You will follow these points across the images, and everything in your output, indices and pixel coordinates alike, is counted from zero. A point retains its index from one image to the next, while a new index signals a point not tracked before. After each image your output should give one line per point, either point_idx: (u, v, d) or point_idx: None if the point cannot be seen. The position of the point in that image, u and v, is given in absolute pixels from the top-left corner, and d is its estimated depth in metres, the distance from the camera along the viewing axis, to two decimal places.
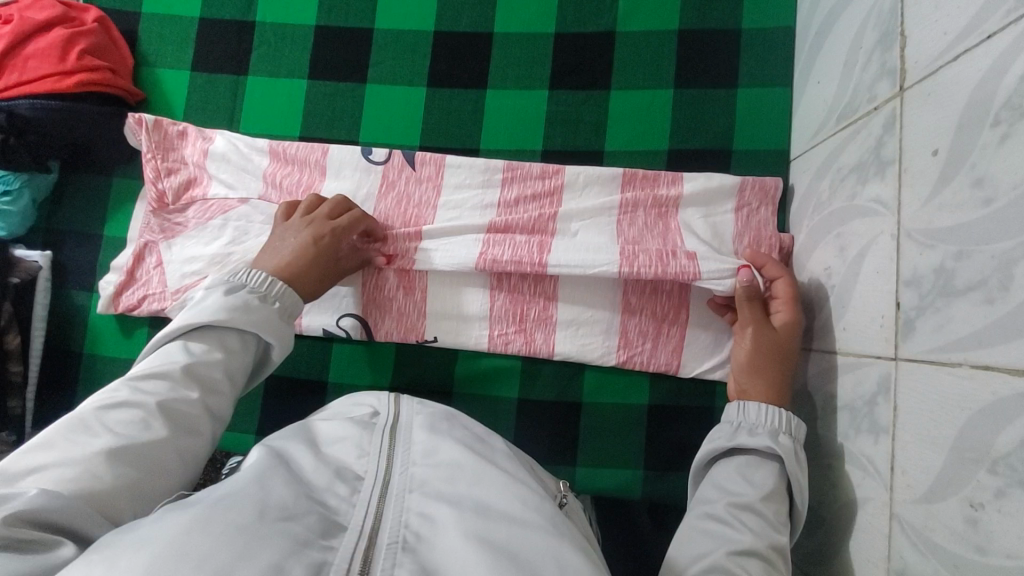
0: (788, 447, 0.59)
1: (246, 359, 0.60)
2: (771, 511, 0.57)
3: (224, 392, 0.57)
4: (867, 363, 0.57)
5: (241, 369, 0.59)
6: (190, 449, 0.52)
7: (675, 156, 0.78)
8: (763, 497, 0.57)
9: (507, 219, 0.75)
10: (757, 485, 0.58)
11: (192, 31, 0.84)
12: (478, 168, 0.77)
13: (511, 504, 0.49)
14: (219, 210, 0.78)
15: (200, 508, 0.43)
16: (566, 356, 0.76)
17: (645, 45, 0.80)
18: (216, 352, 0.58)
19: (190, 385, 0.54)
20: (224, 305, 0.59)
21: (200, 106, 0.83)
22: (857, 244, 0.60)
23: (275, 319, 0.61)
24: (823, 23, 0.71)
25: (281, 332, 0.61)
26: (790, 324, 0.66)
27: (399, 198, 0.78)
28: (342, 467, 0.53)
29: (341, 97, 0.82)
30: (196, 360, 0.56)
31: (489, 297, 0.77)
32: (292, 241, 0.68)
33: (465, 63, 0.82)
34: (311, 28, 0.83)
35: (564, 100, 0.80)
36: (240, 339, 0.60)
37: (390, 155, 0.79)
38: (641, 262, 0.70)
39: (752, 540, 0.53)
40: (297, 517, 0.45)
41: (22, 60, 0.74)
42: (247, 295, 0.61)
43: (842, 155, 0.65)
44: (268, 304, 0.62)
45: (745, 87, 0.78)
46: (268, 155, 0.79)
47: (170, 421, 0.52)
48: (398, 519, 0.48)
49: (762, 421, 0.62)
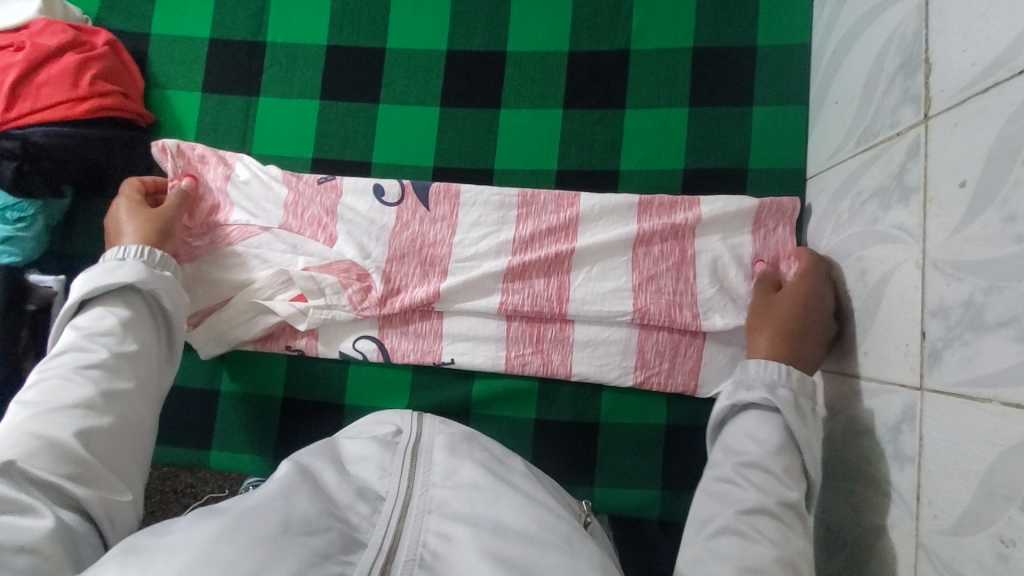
0: (786, 399, 0.59)
1: (145, 316, 0.65)
2: (780, 465, 0.56)
3: (144, 345, 0.63)
4: (891, 391, 0.57)
5: (145, 325, 0.65)
6: (125, 398, 0.59)
7: (691, 175, 0.78)
8: (770, 454, 0.56)
9: (523, 260, 0.76)
10: (761, 443, 0.57)
11: (203, 52, 0.83)
12: (494, 204, 0.78)
13: (527, 523, 0.51)
14: (240, 236, 0.79)
15: (229, 518, 0.46)
16: (584, 377, 0.76)
17: (659, 63, 0.79)
18: (102, 316, 0.62)
19: (94, 349, 0.59)
20: (92, 274, 0.63)
21: (212, 128, 0.82)
22: (879, 270, 0.60)
23: (157, 275, 0.66)
24: (841, 43, 0.70)
25: (149, 279, 0.65)
26: (799, 287, 0.66)
27: (414, 237, 0.78)
28: (365, 487, 0.56)
29: (354, 118, 0.82)
30: (90, 328, 0.61)
31: (507, 321, 0.77)
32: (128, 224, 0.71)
33: (479, 82, 0.81)
34: (322, 47, 0.82)
35: (578, 120, 0.80)
36: (127, 301, 0.64)
37: (404, 196, 0.79)
38: (652, 312, 0.74)
39: (757, 497, 0.53)
40: (319, 532, 0.48)
41: (34, 88, 0.73)
42: (104, 263, 0.65)
43: (863, 177, 0.64)
44: (112, 261, 0.65)
45: (762, 105, 0.78)
46: (286, 185, 0.79)
47: (87, 377, 0.57)
48: (416, 538, 0.50)
49: (762, 376, 0.62)
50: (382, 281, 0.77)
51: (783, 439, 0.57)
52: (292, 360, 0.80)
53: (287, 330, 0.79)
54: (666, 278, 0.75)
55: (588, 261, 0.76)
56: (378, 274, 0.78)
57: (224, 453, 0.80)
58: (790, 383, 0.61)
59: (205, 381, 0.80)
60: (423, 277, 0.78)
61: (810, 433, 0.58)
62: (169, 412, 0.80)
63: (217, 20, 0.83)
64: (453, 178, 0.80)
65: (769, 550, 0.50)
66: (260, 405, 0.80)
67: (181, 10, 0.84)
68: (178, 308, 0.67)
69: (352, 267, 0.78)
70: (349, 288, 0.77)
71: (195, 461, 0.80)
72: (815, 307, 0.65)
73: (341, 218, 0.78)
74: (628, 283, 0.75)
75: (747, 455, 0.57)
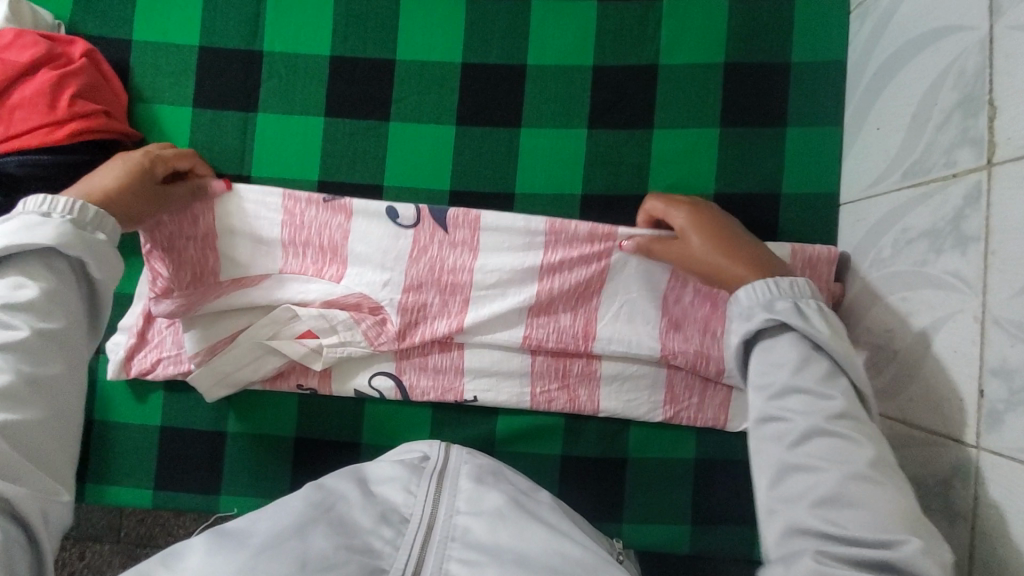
0: (788, 312, 0.53)
1: (72, 288, 0.53)
2: (811, 378, 0.51)
3: (73, 322, 0.52)
4: (941, 443, 0.56)
5: (75, 300, 0.53)
6: (53, 385, 0.49)
7: (722, 201, 0.75)
8: (798, 374, 0.51)
9: (552, 291, 0.72)
10: (782, 363, 0.52)
11: (192, 62, 0.75)
12: (520, 230, 0.72)
13: (548, 552, 0.51)
14: (234, 290, 0.72)
15: (248, 556, 0.46)
16: (612, 412, 0.74)
17: (690, 79, 0.75)
18: (26, 284, 0.50)
19: (13, 325, 0.48)
20: (9, 230, 0.50)
21: (206, 147, 0.75)
22: (927, 315, 0.59)
23: (86, 239, 0.53)
24: (885, 65, 0.67)
25: (92, 244, 0.53)
26: (695, 220, 0.66)
27: (433, 263, 0.73)
28: (387, 506, 0.56)
29: (362, 137, 0.76)
30: (8, 299, 0.49)
31: (531, 355, 0.74)
32: (106, 176, 0.62)
33: (497, 98, 0.76)
34: (325, 58, 0.76)
35: (604, 140, 0.75)
36: (50, 267, 0.52)
37: (420, 217, 0.73)
38: (680, 347, 0.72)
39: (805, 422, 0.49)
40: (338, 567, 0.48)
41: (7, 111, 0.66)
42: (25, 219, 0.52)
43: (909, 215, 0.62)
44: (47, 220, 0.52)
45: (796, 126, 0.74)
46: (285, 213, 0.72)
47: (10, 362, 0.46)
48: (439, 567, 0.51)
49: (753, 299, 0.56)
50: (400, 314, 0.73)
51: (805, 354, 0.52)
52: (304, 399, 0.76)
53: (297, 368, 0.74)
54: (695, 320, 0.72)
55: (618, 293, 0.73)
56: (394, 304, 0.73)
57: (235, 497, 0.76)
58: (782, 293, 0.56)
59: (210, 421, 0.76)
60: (442, 307, 0.73)
61: (826, 331, 0.53)
62: (174, 454, 0.76)
63: (206, 25, 0.75)
64: (472, 201, 0.76)
65: (835, 473, 0.47)
66: (273, 447, 0.76)
67: (165, 13, 0.75)
68: (108, 280, 0.55)
69: (364, 300, 0.73)
70: (363, 322, 0.73)
71: (205, 506, 0.76)
72: (718, 226, 0.65)
73: (347, 252, 0.73)
74: (656, 320, 0.72)
75: (772, 387, 0.52)
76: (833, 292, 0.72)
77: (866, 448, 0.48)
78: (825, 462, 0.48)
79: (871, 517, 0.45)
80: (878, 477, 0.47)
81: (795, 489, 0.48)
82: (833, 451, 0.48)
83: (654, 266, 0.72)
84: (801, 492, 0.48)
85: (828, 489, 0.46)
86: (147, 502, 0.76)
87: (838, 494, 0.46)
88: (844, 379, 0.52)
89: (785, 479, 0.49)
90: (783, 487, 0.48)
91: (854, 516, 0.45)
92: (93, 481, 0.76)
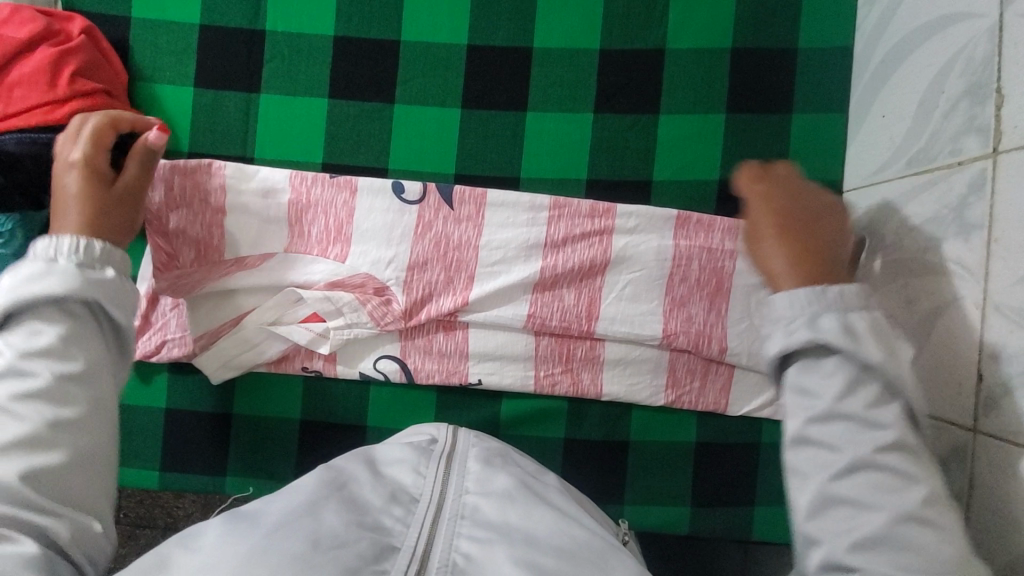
0: (835, 330, 0.44)
1: (92, 330, 0.49)
2: (862, 406, 0.43)
3: (93, 364, 0.48)
4: (938, 426, 0.58)
5: (93, 343, 0.49)
6: (80, 428, 0.46)
7: (728, 186, 0.75)
8: (843, 400, 0.43)
9: (555, 269, 0.73)
10: (827, 386, 0.44)
11: (192, 41, 0.74)
12: (524, 206, 0.73)
13: (555, 533, 0.51)
14: (241, 271, 0.73)
15: (262, 535, 0.46)
16: (615, 396, 0.74)
17: (696, 64, 0.75)
18: (42, 334, 0.46)
19: (31, 374, 0.45)
20: (15, 280, 0.47)
21: (208, 128, 0.75)
22: (928, 301, 0.60)
23: (94, 280, 0.49)
24: (891, 53, 0.67)
25: (101, 290, 0.48)
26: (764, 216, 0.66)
27: (438, 239, 0.74)
28: (398, 486, 0.55)
29: (367, 118, 0.75)
30: (25, 347, 0.46)
31: (535, 338, 0.74)
32: (80, 189, 0.56)
33: (503, 81, 0.75)
34: (329, 39, 0.75)
35: (609, 125, 0.75)
36: (64, 314, 0.48)
37: (426, 193, 0.74)
38: (683, 331, 0.73)
39: (851, 455, 0.42)
40: (350, 544, 0.47)
41: (7, 88, 0.65)
42: (31, 266, 0.48)
43: (913, 203, 0.63)
44: (55, 265, 0.48)
45: (801, 113, 0.75)
46: (292, 192, 0.73)
47: (31, 411, 0.44)
48: (448, 545, 0.50)
49: (790, 309, 0.47)
50: (404, 293, 0.73)
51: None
52: (310, 382, 0.76)
53: (302, 352, 0.74)
54: (699, 305, 0.73)
55: (622, 278, 0.74)
56: (398, 281, 0.73)
57: (242, 479, 0.76)
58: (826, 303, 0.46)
59: (216, 404, 0.76)
60: (448, 285, 0.73)
61: (882, 353, 0.44)
62: (179, 436, 0.76)
63: (208, 3, 0.74)
64: (478, 185, 0.75)
65: (885, 512, 0.41)
66: (278, 429, 0.76)
67: None
68: (127, 318, 0.50)
69: (368, 281, 0.73)
70: (368, 303, 0.73)
71: (211, 488, 0.77)
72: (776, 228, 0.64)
73: (354, 236, 0.73)
74: (660, 306, 0.73)
75: (817, 409, 0.44)
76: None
77: (915, 487, 0.42)
78: (875, 500, 0.41)
79: (911, 563, 0.40)
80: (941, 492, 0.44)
81: (838, 524, 0.42)
82: (874, 487, 0.42)
83: (655, 248, 0.73)
84: (843, 527, 0.42)
85: (873, 528, 0.41)
86: (153, 484, 0.77)
87: (880, 536, 0.41)
88: (903, 403, 0.44)
89: (825, 513, 0.43)
90: (823, 519, 0.42)
91: (895, 559, 0.40)
92: None
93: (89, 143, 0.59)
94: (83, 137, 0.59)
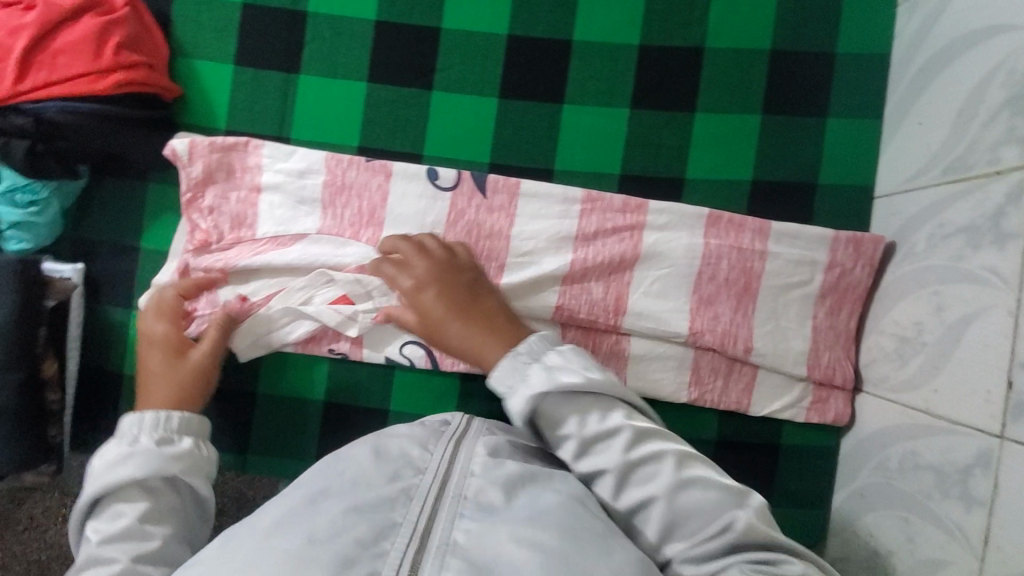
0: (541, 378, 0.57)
1: (169, 502, 0.56)
2: (621, 417, 0.56)
3: (169, 539, 0.54)
4: (963, 432, 0.58)
5: (169, 518, 0.55)
6: None
7: (759, 188, 0.75)
8: (590, 425, 0.56)
9: (586, 262, 0.73)
10: (579, 419, 0.57)
11: (234, 19, 0.74)
12: (557, 198, 0.74)
13: (559, 509, 0.51)
14: (272, 249, 0.73)
15: (261, 535, 0.48)
16: (638, 391, 0.75)
17: (735, 64, 0.75)
18: (122, 517, 0.54)
19: (111, 560, 0.52)
20: (101, 469, 0.55)
21: (246, 107, 0.75)
22: (958, 309, 0.61)
23: (169, 453, 0.57)
24: (930, 62, 0.68)
25: (172, 465, 0.56)
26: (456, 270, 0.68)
27: (470, 227, 0.74)
28: (402, 461, 0.55)
29: (403, 104, 0.75)
30: (108, 530, 0.53)
31: (561, 330, 0.75)
32: (161, 361, 0.66)
33: (541, 73, 0.76)
34: (370, 22, 0.75)
35: (645, 121, 0.75)
36: (143, 493, 0.55)
37: (460, 180, 0.74)
38: (710, 329, 0.73)
39: (618, 460, 0.54)
40: (350, 529, 0.47)
41: (51, 55, 0.65)
42: (115, 449, 0.56)
43: (947, 211, 0.64)
44: (137, 443, 0.57)
45: (836, 118, 0.75)
46: (328, 173, 0.73)
47: None
48: (450, 522, 0.50)
49: (567, 363, 0.58)
50: None
51: (601, 405, 0.57)
52: (335, 364, 0.76)
53: (329, 334, 0.74)
54: (727, 303, 0.73)
55: (650, 273, 0.74)
56: None
57: (262, 458, 0.77)
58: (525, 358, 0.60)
59: (240, 381, 0.76)
60: None
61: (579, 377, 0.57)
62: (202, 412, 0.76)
63: None
64: (511, 175, 0.76)
65: (663, 491, 0.53)
66: (300, 410, 0.77)
67: None
68: (198, 485, 0.58)
69: None
70: None
71: (231, 465, 0.77)
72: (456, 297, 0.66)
73: (386, 220, 0.74)
74: (687, 303, 0.74)
75: (574, 445, 0.57)
76: (873, 263, 0.73)
77: (659, 475, 0.53)
78: (648, 489, 0.53)
79: (706, 514, 0.52)
80: (703, 461, 0.55)
81: (656, 520, 0.53)
82: (645, 475, 0.54)
83: (686, 244, 0.73)
84: (656, 521, 0.53)
85: (665, 514, 0.52)
86: None
87: (686, 516, 0.52)
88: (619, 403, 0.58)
89: (660, 523, 0.53)
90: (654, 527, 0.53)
91: (699, 517, 0.52)
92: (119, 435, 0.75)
93: (167, 318, 0.69)
94: (161, 300, 0.69)
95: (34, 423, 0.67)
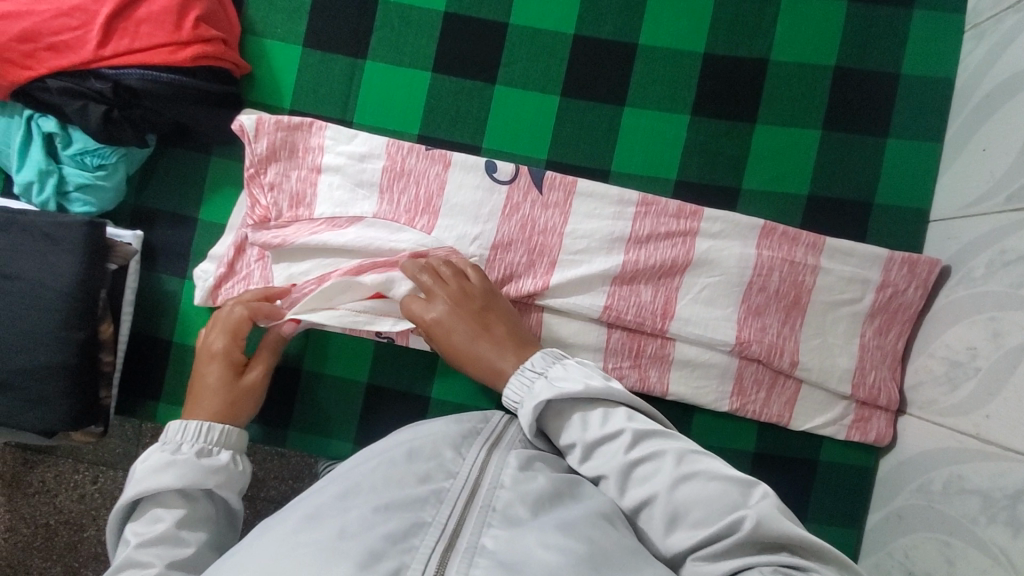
0: (545, 388, 0.58)
1: (203, 508, 0.58)
2: (623, 418, 0.56)
3: (202, 544, 0.56)
4: (1014, 459, 0.58)
5: (202, 525, 0.57)
6: None
7: (815, 203, 0.75)
8: (597, 427, 0.56)
9: (637, 264, 0.74)
10: (589, 424, 0.56)
11: (307, 2, 0.76)
12: (613, 200, 0.74)
13: (590, 520, 0.48)
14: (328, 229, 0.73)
15: (285, 532, 0.45)
16: (680, 397, 0.74)
17: (798, 79, 0.75)
18: (160, 522, 0.55)
19: (147, 563, 0.53)
20: (144, 476, 0.57)
21: (311, 88, 0.76)
22: (1016, 335, 0.60)
23: (212, 468, 0.59)
24: (998, 87, 0.68)
25: (212, 477, 0.58)
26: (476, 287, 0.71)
27: (524, 221, 0.74)
28: (432, 462, 0.52)
29: (466, 96, 0.76)
30: (145, 536, 0.54)
31: (608, 330, 0.75)
32: (218, 374, 0.68)
33: (604, 75, 0.76)
34: (440, 14, 0.76)
35: (705, 129, 0.76)
36: (183, 497, 0.57)
37: (517, 174, 0.74)
38: (758, 340, 0.73)
39: (616, 461, 0.53)
40: (381, 525, 0.45)
41: (133, 24, 0.67)
42: (159, 456, 0.58)
43: (1010, 237, 0.63)
44: (182, 453, 0.58)
45: (897, 138, 0.75)
46: (388, 159, 0.74)
47: None
48: (478, 526, 0.46)
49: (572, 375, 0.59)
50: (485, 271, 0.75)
51: (606, 409, 0.57)
52: (381, 347, 0.77)
53: None
54: (775, 315, 0.73)
55: (700, 280, 0.74)
56: (482, 258, 0.74)
57: (300, 435, 0.78)
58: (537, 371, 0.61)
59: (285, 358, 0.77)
60: (529, 268, 0.74)
61: (579, 382, 0.57)
62: None
63: None
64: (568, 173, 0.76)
65: (663, 487, 0.51)
66: (342, 390, 0.77)
67: None
68: (234, 498, 0.60)
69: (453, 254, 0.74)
70: None
71: (268, 440, 0.78)
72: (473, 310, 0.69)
73: (442, 209, 0.74)
74: (735, 312, 0.73)
75: (578, 449, 0.56)
76: (926, 285, 0.73)
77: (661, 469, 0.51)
78: (649, 485, 0.51)
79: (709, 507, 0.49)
80: (707, 454, 0.53)
81: (661, 519, 0.51)
82: (646, 471, 0.52)
83: (738, 253, 0.73)
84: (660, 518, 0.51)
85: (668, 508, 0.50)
86: None
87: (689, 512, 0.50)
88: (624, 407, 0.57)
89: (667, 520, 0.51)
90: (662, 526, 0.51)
91: (704, 508, 0.49)
92: (164, 402, 0.76)
93: (229, 335, 0.69)
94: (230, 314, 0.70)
95: (89, 383, 0.67)
